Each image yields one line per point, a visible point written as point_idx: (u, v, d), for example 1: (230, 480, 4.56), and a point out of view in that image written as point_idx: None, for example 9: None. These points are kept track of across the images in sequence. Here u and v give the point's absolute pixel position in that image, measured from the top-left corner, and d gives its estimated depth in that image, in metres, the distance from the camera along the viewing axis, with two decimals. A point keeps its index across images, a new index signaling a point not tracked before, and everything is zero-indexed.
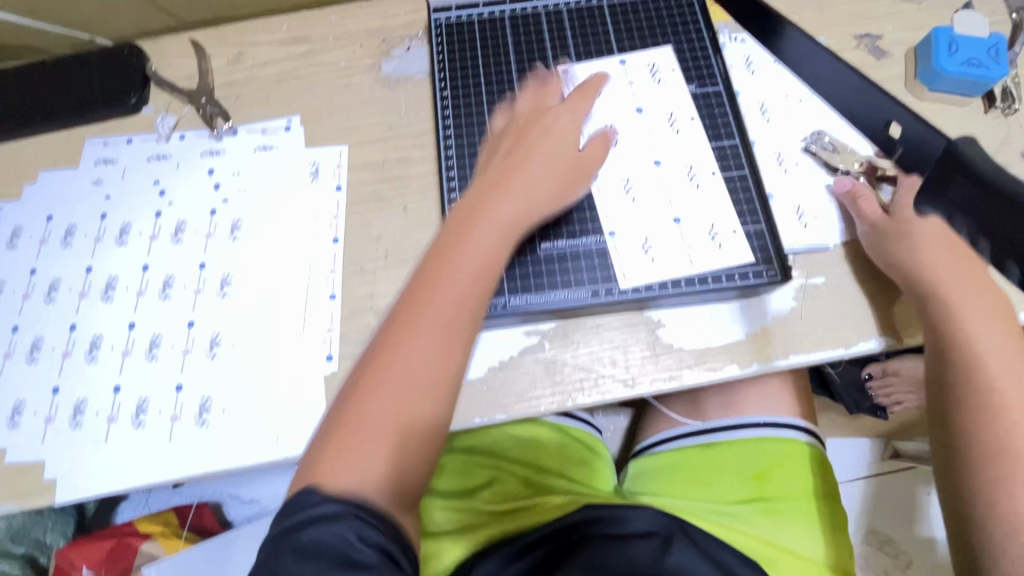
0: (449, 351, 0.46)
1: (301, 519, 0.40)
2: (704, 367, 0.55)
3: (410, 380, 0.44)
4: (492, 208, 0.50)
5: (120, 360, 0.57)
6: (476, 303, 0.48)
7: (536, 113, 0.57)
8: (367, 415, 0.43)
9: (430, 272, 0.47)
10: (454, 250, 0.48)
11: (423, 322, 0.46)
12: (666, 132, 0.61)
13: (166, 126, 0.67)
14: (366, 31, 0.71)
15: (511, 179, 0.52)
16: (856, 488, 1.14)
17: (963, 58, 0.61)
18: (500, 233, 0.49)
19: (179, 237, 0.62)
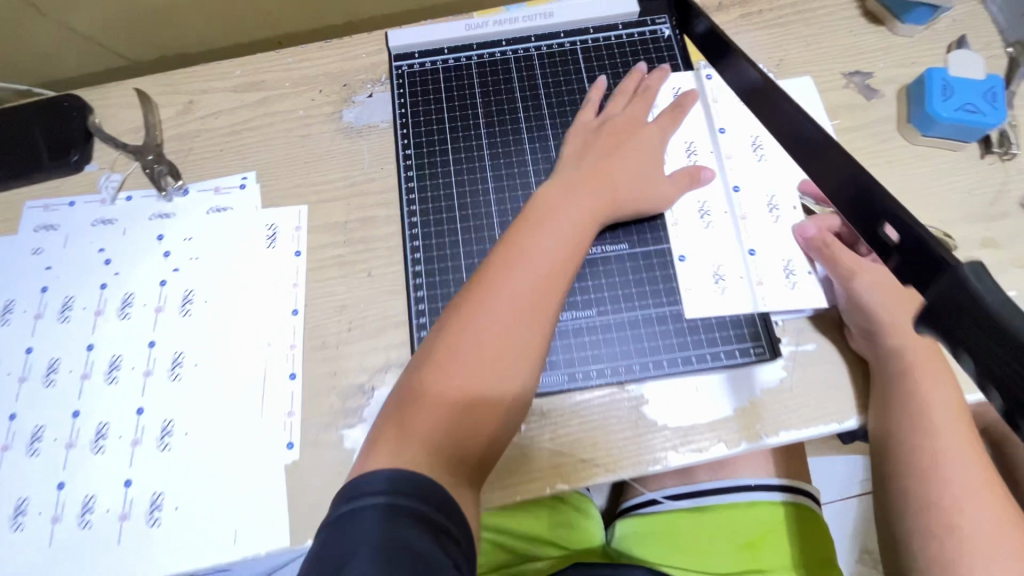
0: (519, 340, 0.45)
1: (356, 491, 0.38)
2: (689, 448, 0.51)
3: (472, 367, 0.44)
4: (559, 207, 0.50)
5: (64, 453, 0.53)
6: (547, 297, 0.46)
7: (633, 124, 0.58)
8: (426, 398, 0.43)
9: (497, 261, 0.47)
10: (524, 242, 0.48)
11: (496, 305, 0.45)
12: (730, 156, 0.59)
13: (111, 188, 0.62)
14: (325, 75, 0.66)
15: (600, 180, 0.53)
16: (848, 508, 1.09)
17: (960, 102, 0.57)
18: (565, 228, 0.49)
19: (126, 311, 0.57)
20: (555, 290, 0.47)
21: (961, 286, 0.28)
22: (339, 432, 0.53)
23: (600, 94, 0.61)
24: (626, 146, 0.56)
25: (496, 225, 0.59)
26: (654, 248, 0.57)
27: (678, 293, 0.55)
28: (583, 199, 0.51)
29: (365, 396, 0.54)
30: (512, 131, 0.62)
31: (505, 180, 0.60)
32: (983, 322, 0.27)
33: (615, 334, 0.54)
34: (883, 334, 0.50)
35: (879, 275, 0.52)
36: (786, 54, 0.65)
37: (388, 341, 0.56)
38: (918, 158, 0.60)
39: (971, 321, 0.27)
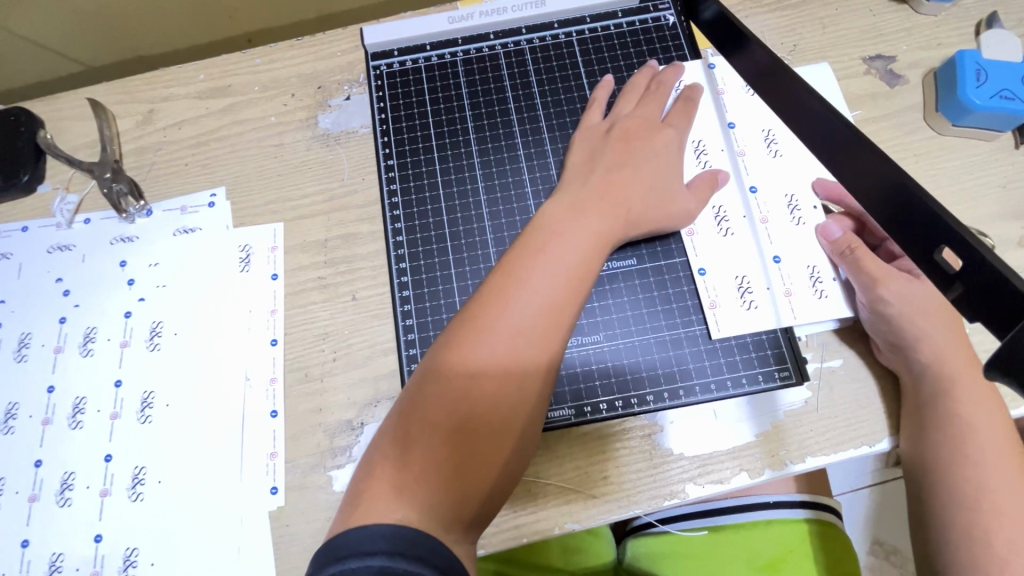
0: (525, 374, 0.40)
1: (346, 550, 0.34)
2: (709, 479, 0.47)
3: (473, 404, 0.39)
4: (565, 223, 0.45)
5: (27, 508, 0.48)
6: (554, 326, 0.42)
7: (647, 125, 0.53)
8: (422, 438, 0.39)
9: (499, 282, 0.43)
10: (530, 261, 0.43)
11: (496, 329, 0.41)
12: (737, 161, 0.54)
13: (66, 211, 0.57)
14: (298, 77, 0.61)
15: (610, 191, 0.48)
16: (860, 498, 0.97)
17: (995, 88, 0.52)
18: (573, 246, 0.44)
19: (89, 348, 0.53)
20: (563, 317, 0.42)
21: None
22: (327, 474, 0.48)
23: (604, 92, 0.56)
24: (640, 150, 0.51)
25: (491, 241, 0.54)
26: (664, 262, 0.52)
27: (691, 312, 0.51)
28: (592, 213, 0.46)
29: (354, 434, 0.49)
30: (503, 135, 0.57)
31: (498, 190, 0.55)
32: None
33: (625, 361, 0.50)
34: (913, 347, 0.46)
35: (907, 285, 0.47)
36: (800, 38, 0.59)
37: (376, 371, 0.51)
38: (948, 150, 0.55)
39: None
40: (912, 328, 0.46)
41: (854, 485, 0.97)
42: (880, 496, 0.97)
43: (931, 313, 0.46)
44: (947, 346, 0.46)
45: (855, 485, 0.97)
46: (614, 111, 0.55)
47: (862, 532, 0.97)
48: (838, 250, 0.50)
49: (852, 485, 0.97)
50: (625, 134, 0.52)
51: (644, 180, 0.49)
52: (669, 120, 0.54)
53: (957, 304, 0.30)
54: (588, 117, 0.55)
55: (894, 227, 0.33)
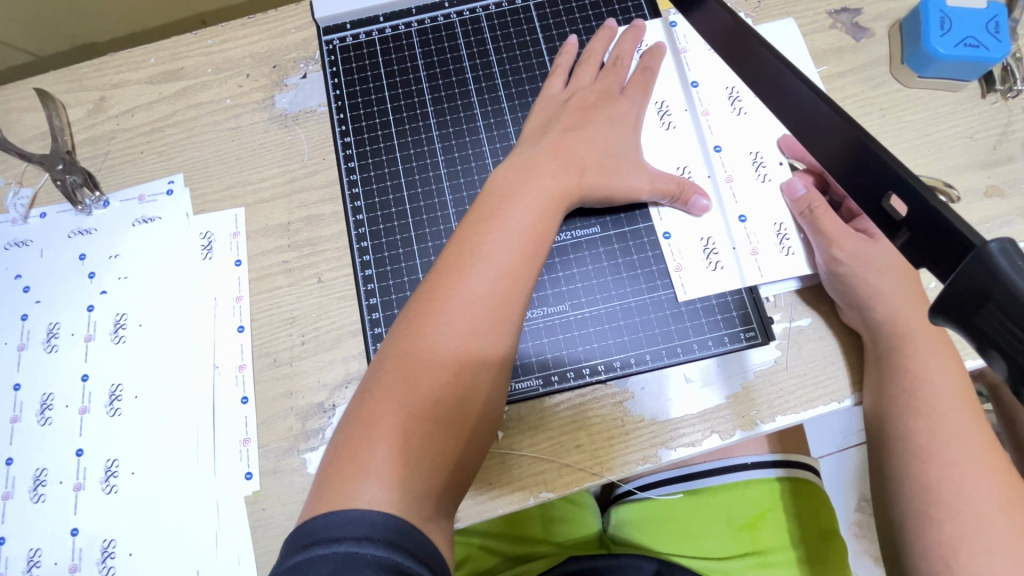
0: (486, 344, 0.41)
1: (317, 536, 0.34)
2: (681, 443, 0.47)
3: (438, 375, 0.40)
4: (518, 195, 0.45)
5: (1, 505, 0.48)
6: (514, 294, 0.43)
7: (605, 94, 0.52)
8: (388, 415, 0.39)
9: (455, 257, 0.43)
10: (487, 234, 0.44)
11: (451, 306, 0.41)
12: (702, 123, 0.53)
13: (21, 206, 0.55)
14: (252, 57, 0.59)
15: (565, 157, 0.48)
16: (847, 458, 0.98)
17: (959, 37, 0.51)
18: (528, 215, 0.45)
19: (53, 343, 0.52)
20: (522, 286, 0.43)
21: (987, 270, 0.24)
22: (301, 457, 0.48)
23: (564, 58, 0.55)
24: (597, 119, 0.50)
25: (453, 216, 0.53)
26: (628, 228, 0.52)
27: (657, 278, 0.51)
28: (546, 184, 0.46)
29: (326, 416, 0.49)
30: (462, 107, 0.56)
31: (458, 163, 0.54)
32: (1017, 315, 0.22)
33: (592, 329, 0.50)
34: (871, 305, 0.46)
35: (863, 244, 0.47)
36: None
37: (345, 353, 0.50)
38: (916, 102, 0.54)
39: (1001, 314, 0.23)
40: (868, 285, 0.46)
41: (841, 445, 0.98)
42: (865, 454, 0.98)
43: (886, 271, 0.46)
44: (900, 299, 0.46)
45: (841, 446, 0.98)
46: (574, 81, 0.53)
47: (851, 491, 0.98)
48: (800, 210, 0.50)
49: (837, 446, 0.97)
50: (582, 104, 0.51)
51: (598, 146, 0.49)
52: (629, 86, 0.53)
53: (904, 252, 0.30)
54: (547, 86, 0.53)
55: (844, 181, 0.33)
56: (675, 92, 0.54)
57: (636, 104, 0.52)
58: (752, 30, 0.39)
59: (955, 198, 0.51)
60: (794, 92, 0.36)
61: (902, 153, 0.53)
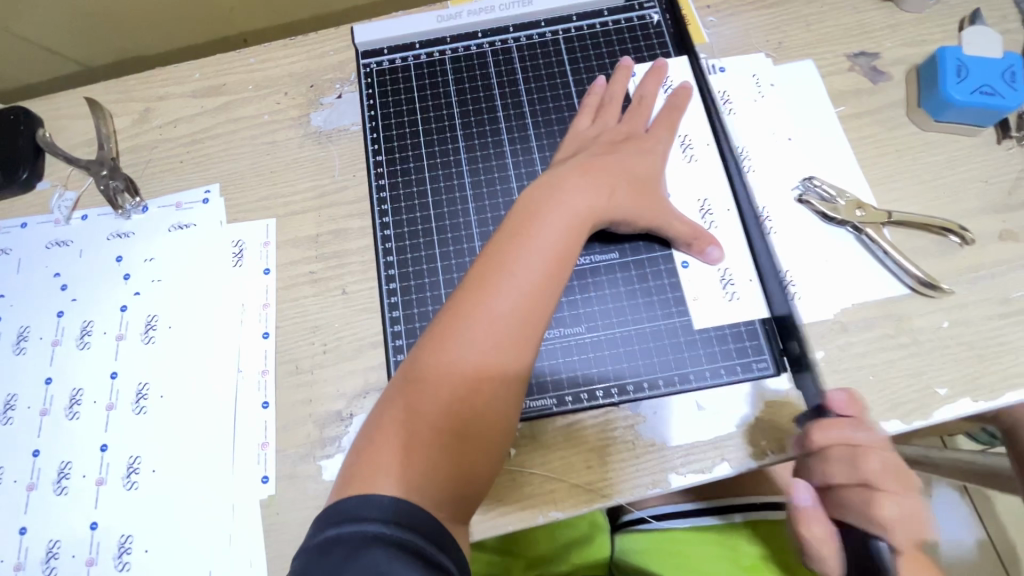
0: (507, 354, 0.43)
1: (345, 516, 0.36)
2: (691, 468, 0.47)
3: (460, 386, 0.42)
4: (546, 213, 0.47)
5: (25, 496, 0.50)
6: (537, 312, 0.44)
7: (632, 132, 0.54)
8: (411, 417, 0.41)
9: (482, 271, 0.45)
10: (514, 248, 0.45)
11: (476, 318, 0.43)
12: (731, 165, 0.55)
13: (65, 208, 0.58)
14: (291, 76, 0.62)
15: (592, 178, 0.49)
16: None
17: (976, 83, 0.53)
18: (555, 234, 0.46)
19: (86, 341, 0.54)
20: (545, 301, 0.45)
21: None
22: (317, 464, 0.50)
23: (595, 94, 0.57)
24: (627, 151, 0.52)
25: (476, 235, 0.55)
26: (645, 256, 0.53)
27: (672, 304, 0.52)
28: (577, 202, 0.47)
29: (343, 425, 0.50)
30: (490, 130, 0.58)
31: (484, 184, 0.56)
32: None
33: (606, 352, 0.51)
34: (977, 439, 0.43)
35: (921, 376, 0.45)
36: (786, 35, 0.60)
37: (366, 363, 0.52)
38: (931, 144, 0.55)
39: None
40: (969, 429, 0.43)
41: None
42: None
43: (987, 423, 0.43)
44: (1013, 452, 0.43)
45: None
46: (601, 120, 0.55)
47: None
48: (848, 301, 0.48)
49: None
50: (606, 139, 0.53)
51: (628, 172, 0.51)
52: (658, 124, 0.55)
53: None
54: (575, 125, 0.55)
55: None
56: (698, 129, 0.56)
57: (664, 141, 0.54)
58: None
59: (968, 240, 0.52)
60: None
61: (916, 194, 0.54)
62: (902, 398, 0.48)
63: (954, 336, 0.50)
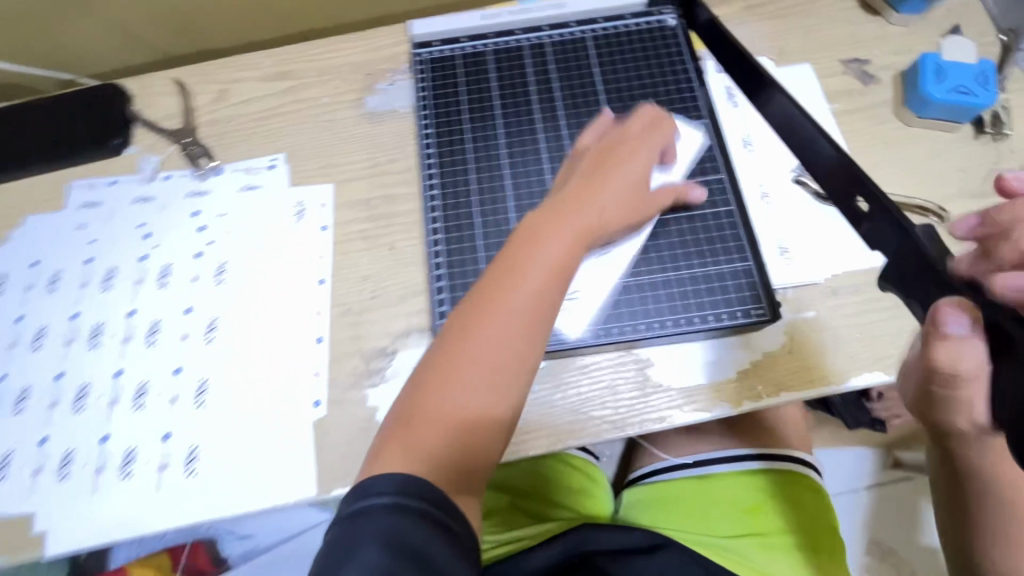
0: (508, 357, 0.45)
1: (363, 494, 0.40)
2: (694, 407, 0.54)
3: (467, 385, 0.45)
4: (555, 224, 0.49)
5: (107, 410, 0.57)
6: (531, 328, 0.46)
7: (637, 140, 0.55)
8: (423, 411, 0.44)
9: (491, 282, 0.47)
10: (521, 258, 0.48)
11: (484, 324, 0.46)
12: (738, 150, 0.62)
13: (150, 168, 0.67)
14: (349, 65, 0.71)
15: (583, 202, 0.50)
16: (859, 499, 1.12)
17: (952, 85, 0.60)
18: (551, 257, 0.48)
19: (165, 281, 0.62)
20: (548, 305, 0.47)
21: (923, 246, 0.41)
22: (363, 391, 0.56)
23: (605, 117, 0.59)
24: (631, 158, 0.53)
25: (512, 204, 0.60)
26: (659, 219, 0.58)
27: (682, 260, 0.57)
28: (578, 216, 0.49)
29: (386, 359, 0.57)
30: (525, 111, 0.64)
31: (520, 160, 0.62)
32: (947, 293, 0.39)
33: (621, 299, 0.56)
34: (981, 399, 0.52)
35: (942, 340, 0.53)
36: (786, 43, 0.68)
37: (409, 309, 0.59)
38: (915, 138, 0.63)
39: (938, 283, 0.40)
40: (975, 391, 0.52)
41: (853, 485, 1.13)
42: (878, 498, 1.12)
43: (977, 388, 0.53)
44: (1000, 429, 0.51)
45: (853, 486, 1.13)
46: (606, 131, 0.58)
47: (862, 534, 1.11)
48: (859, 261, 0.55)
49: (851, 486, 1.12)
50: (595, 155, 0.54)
51: (631, 180, 0.52)
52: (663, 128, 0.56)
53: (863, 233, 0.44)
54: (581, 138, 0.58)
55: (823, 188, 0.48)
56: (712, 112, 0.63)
57: (656, 145, 0.55)
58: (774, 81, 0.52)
59: (946, 220, 0.58)
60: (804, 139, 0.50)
61: (901, 179, 0.61)
62: (885, 353, 0.54)
63: None
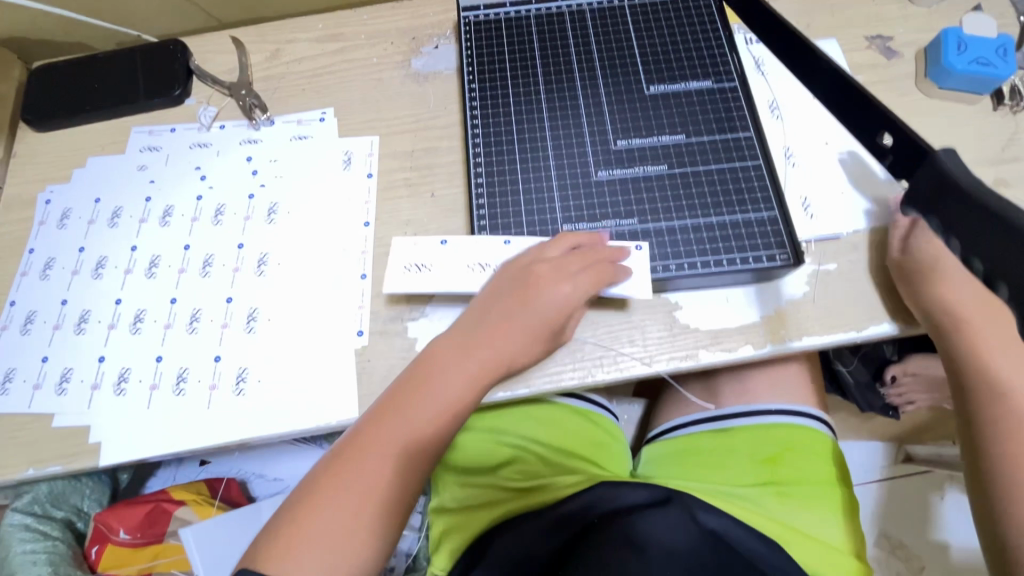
0: (405, 472, 0.50)
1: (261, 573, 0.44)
2: (720, 347, 0.56)
3: (365, 490, 0.48)
4: (455, 356, 0.53)
5: (162, 333, 0.60)
6: (417, 458, 0.51)
7: (555, 274, 0.54)
8: (327, 509, 0.47)
9: (395, 401, 0.51)
10: (424, 383, 0.52)
11: (377, 442, 0.50)
12: (766, 117, 0.66)
13: (207, 117, 0.71)
14: (397, 30, 0.75)
15: (494, 330, 0.54)
16: (870, 491, 1.13)
17: (973, 56, 0.63)
18: (450, 398, 0.52)
19: (219, 219, 0.65)
20: (443, 429, 0.52)
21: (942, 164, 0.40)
22: (404, 324, 0.59)
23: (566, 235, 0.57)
24: (539, 293, 0.54)
25: (551, 156, 0.63)
26: (689, 169, 0.61)
27: (710, 207, 0.59)
28: (476, 353, 0.53)
29: (426, 295, 0.60)
30: (565, 71, 0.68)
31: (558, 116, 0.65)
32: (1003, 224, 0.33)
33: (654, 243, 0.58)
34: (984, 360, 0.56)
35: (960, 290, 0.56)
36: (814, 19, 0.71)
37: None
38: (936, 109, 0.65)
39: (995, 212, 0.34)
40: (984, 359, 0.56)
41: (864, 478, 1.14)
42: (888, 491, 1.13)
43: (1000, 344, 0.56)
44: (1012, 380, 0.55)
45: (864, 479, 1.14)
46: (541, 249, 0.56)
47: (872, 526, 1.12)
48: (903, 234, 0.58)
49: (862, 478, 1.14)
50: (521, 286, 0.55)
51: (533, 317, 0.54)
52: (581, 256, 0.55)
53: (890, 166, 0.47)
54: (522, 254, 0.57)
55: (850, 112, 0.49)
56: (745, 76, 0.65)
57: (582, 288, 0.54)
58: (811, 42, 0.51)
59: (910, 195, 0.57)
60: (832, 83, 0.50)
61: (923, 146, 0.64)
62: (904, 304, 0.57)
63: None
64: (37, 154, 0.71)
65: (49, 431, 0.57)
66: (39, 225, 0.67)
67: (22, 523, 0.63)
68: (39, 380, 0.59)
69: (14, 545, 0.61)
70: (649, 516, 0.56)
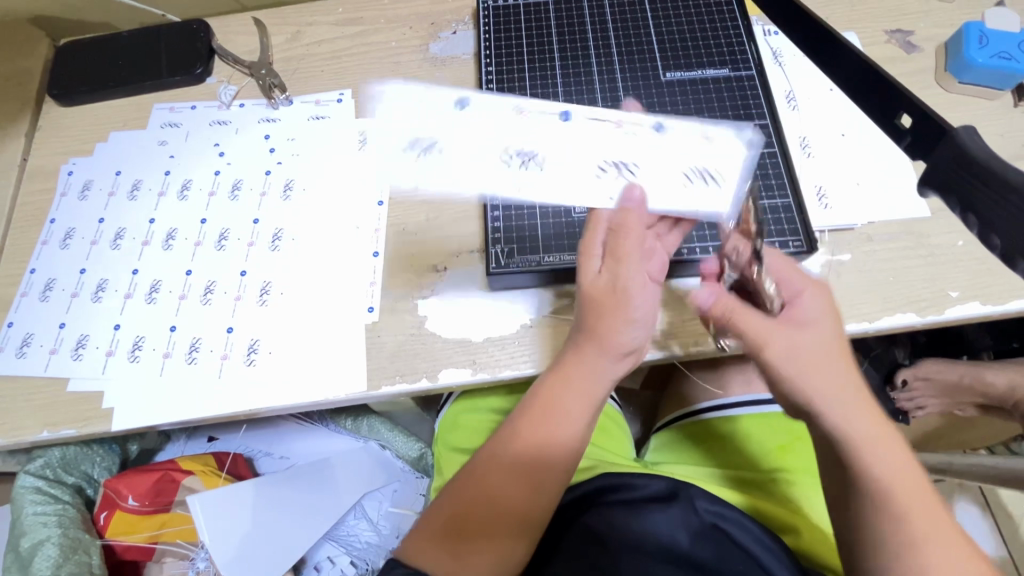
0: (537, 481, 0.50)
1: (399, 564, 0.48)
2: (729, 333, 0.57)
3: (498, 493, 0.49)
4: (574, 363, 0.49)
5: (177, 303, 0.61)
6: (546, 465, 0.50)
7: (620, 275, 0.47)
8: (461, 506, 0.50)
9: (534, 404, 0.50)
10: (555, 388, 0.50)
11: (512, 446, 0.50)
12: (783, 108, 0.65)
13: (228, 96, 0.72)
14: (415, 16, 0.76)
15: (598, 325, 0.47)
16: None
17: (995, 50, 0.63)
18: (592, 401, 0.49)
19: (236, 194, 0.66)
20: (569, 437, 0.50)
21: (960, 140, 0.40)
22: (414, 302, 0.60)
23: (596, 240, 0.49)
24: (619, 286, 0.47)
25: None
26: None
27: None
28: (607, 352, 0.48)
29: (437, 274, 0.61)
30: (583, 56, 0.68)
31: (575, 100, 0.65)
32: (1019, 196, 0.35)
33: None
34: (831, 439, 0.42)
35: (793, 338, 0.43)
36: (833, 12, 0.71)
37: (460, 231, 0.63)
38: (955, 104, 0.65)
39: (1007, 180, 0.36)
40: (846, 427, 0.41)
41: None
42: None
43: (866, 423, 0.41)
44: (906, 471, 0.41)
45: None
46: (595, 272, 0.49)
47: None
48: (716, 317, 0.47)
49: None
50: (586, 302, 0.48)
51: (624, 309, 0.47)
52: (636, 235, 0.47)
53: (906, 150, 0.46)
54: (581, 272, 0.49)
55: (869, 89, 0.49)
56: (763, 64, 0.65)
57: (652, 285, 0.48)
58: (839, 36, 0.51)
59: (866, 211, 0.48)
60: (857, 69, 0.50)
61: None
62: (918, 297, 0.56)
63: (970, 253, 0.58)
64: (61, 128, 0.72)
65: (64, 395, 0.58)
66: (62, 196, 0.68)
67: (33, 486, 0.64)
68: (55, 346, 0.61)
69: (25, 506, 0.63)
70: (648, 515, 0.53)
